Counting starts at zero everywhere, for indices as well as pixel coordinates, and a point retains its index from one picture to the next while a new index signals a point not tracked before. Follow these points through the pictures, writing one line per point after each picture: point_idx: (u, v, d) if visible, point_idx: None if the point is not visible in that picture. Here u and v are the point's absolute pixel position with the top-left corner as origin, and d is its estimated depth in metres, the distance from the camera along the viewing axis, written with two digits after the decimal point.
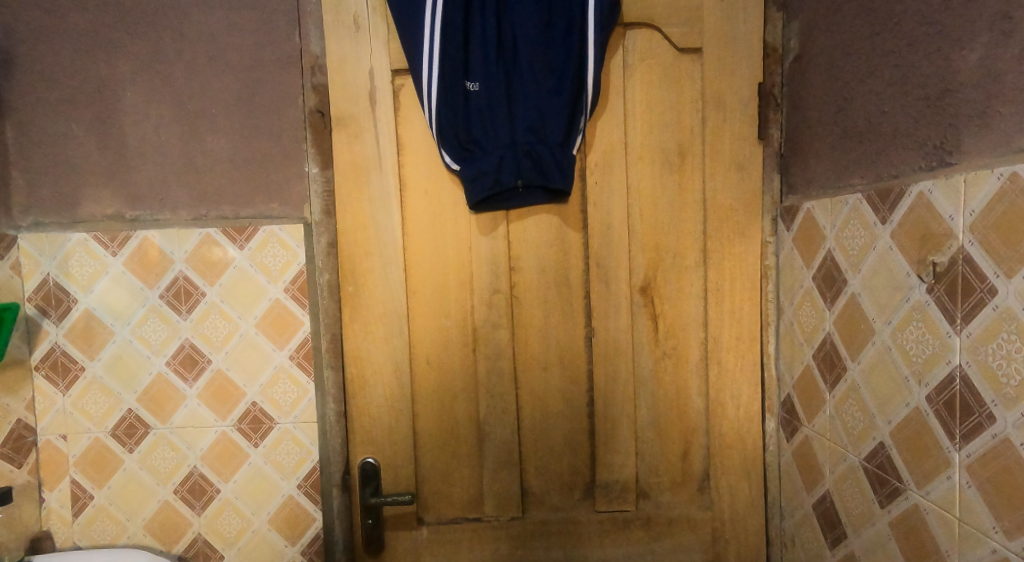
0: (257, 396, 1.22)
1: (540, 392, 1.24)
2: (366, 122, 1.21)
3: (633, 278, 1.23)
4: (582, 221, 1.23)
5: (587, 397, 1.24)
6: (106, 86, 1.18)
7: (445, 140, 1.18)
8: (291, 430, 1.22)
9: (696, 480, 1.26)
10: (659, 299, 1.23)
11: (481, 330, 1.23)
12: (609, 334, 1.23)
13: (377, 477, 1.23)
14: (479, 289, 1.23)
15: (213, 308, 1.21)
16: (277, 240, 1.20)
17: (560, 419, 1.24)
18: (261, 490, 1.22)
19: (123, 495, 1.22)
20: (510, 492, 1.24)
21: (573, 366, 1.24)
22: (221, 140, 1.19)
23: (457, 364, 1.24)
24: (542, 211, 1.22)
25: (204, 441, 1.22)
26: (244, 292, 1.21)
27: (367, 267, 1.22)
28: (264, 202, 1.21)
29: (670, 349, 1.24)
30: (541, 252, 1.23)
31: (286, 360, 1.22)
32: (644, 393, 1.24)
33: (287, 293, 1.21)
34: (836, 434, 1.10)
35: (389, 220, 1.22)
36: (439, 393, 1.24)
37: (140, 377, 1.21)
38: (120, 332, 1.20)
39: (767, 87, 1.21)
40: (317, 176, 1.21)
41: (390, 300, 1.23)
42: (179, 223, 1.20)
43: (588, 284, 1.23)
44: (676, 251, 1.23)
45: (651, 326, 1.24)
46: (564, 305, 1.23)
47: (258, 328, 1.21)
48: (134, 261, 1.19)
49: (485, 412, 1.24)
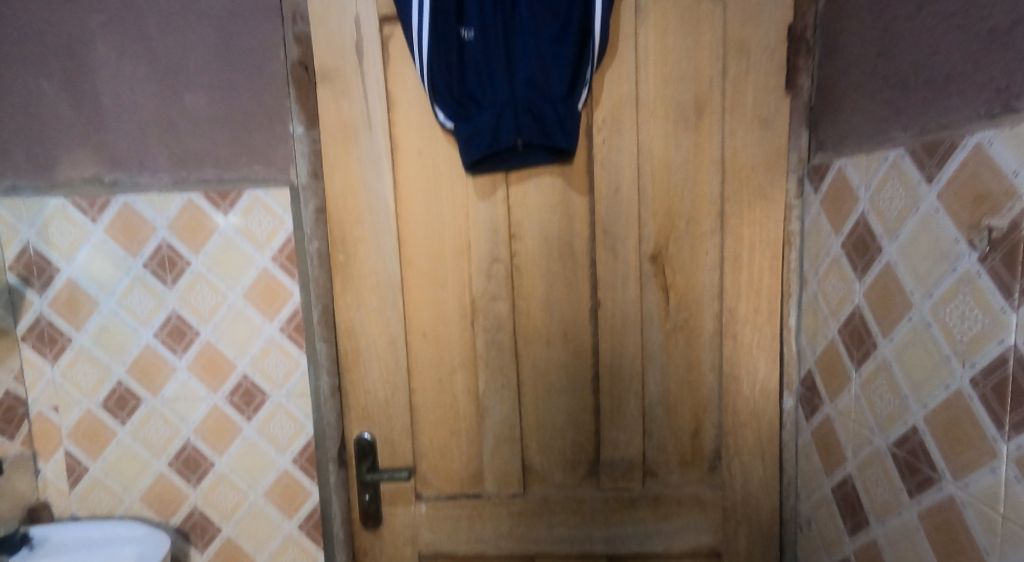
0: (248, 369, 1.17)
1: (542, 366, 1.17)
2: (353, 77, 1.12)
3: (643, 245, 1.12)
4: (587, 184, 1.12)
5: (592, 373, 1.16)
6: (75, 39, 1.10)
7: (437, 96, 1.07)
8: (284, 404, 1.18)
9: (707, 459, 1.16)
10: (671, 269, 1.13)
11: (479, 301, 1.16)
12: (616, 306, 1.14)
13: (373, 452, 1.20)
14: (477, 258, 1.15)
15: (199, 279, 1.15)
16: (263, 206, 1.13)
17: (563, 394, 1.17)
18: (257, 464, 1.19)
19: (118, 468, 1.19)
20: (511, 468, 1.19)
21: (577, 342, 1.15)
22: (199, 97, 1.11)
23: (455, 337, 1.17)
24: (544, 172, 1.12)
25: (196, 414, 1.18)
26: (230, 261, 1.15)
27: (359, 235, 1.15)
28: (247, 164, 1.13)
29: (682, 322, 1.14)
30: (544, 218, 1.13)
31: (276, 332, 1.16)
32: (653, 369, 1.15)
33: (275, 262, 1.14)
34: (862, 416, 0.98)
35: (381, 184, 1.14)
36: (436, 366, 1.18)
37: (128, 347, 1.17)
38: (105, 302, 1.15)
39: (797, 30, 1.06)
40: (303, 136, 1.13)
41: (383, 271, 1.16)
42: (160, 187, 1.13)
43: (594, 253, 1.13)
44: (690, 216, 1.11)
45: (663, 297, 1.13)
46: (569, 274, 1.14)
47: (246, 299, 1.16)
48: (114, 227, 1.13)
49: (485, 386, 1.18)
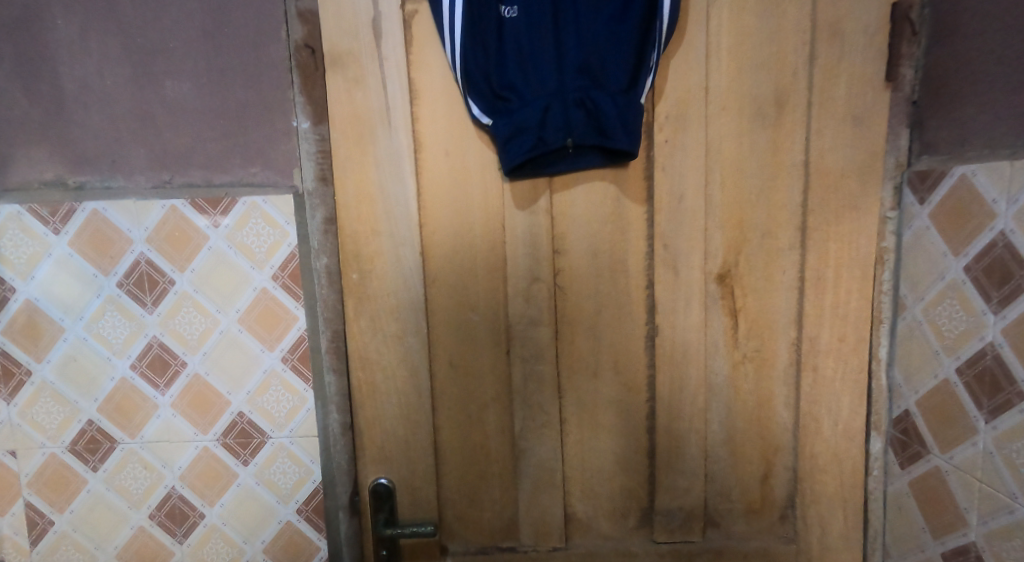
0: (244, 405, 1.00)
1: (588, 401, 1.01)
2: (368, 63, 0.94)
3: (710, 263, 0.96)
4: (645, 191, 0.95)
5: (646, 409, 1.01)
6: (32, 13, 0.90)
7: (472, 86, 0.91)
8: (287, 445, 1.01)
9: (778, 507, 1.01)
10: (741, 290, 0.97)
11: (516, 327, 0.99)
12: (677, 333, 0.98)
13: (391, 499, 1.03)
14: (515, 277, 0.98)
15: (185, 300, 0.97)
16: (261, 215, 0.96)
17: (612, 432, 1.01)
18: (255, 515, 1.02)
19: (89, 521, 1.01)
20: (551, 517, 1.03)
21: (629, 374, 1.00)
22: (183, 84, 0.92)
23: (488, 368, 1.00)
24: (594, 177, 0.96)
25: (182, 459, 1.01)
26: (222, 280, 0.97)
27: (375, 249, 0.98)
28: (242, 165, 0.95)
29: (752, 352, 0.98)
30: (593, 230, 0.97)
31: (278, 363, 0.99)
32: (716, 405, 1.00)
33: (275, 281, 0.97)
34: (998, 477, 0.83)
35: (402, 190, 0.97)
36: (465, 401, 1.01)
37: (100, 382, 0.98)
38: (72, 328, 0.97)
39: (902, 9, 0.89)
40: (308, 132, 0.95)
41: (404, 291, 0.99)
42: (136, 191, 0.94)
43: (652, 271, 0.97)
44: (765, 230, 0.95)
45: (730, 324, 0.98)
46: (622, 296, 0.98)
47: (241, 324, 0.98)
48: (82, 240, 0.95)
49: (521, 425, 1.02)
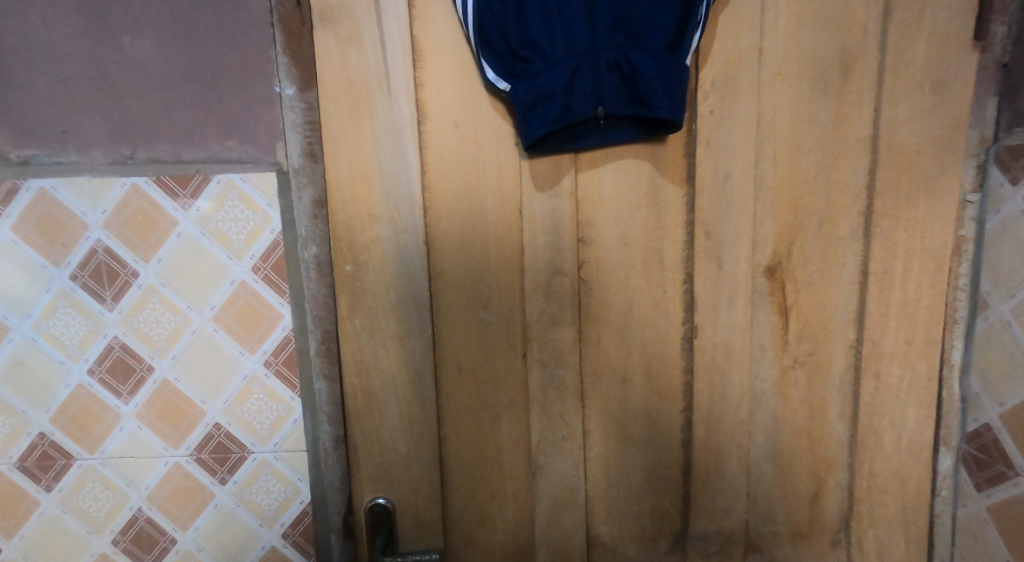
0: (221, 416, 0.87)
1: (616, 411, 0.89)
2: (365, 19, 0.80)
3: (758, 254, 0.84)
4: (685, 171, 0.83)
5: (682, 420, 0.89)
6: None
7: (487, 45, 0.78)
8: (271, 462, 0.88)
9: (829, 531, 0.89)
10: (793, 286, 0.84)
11: (535, 327, 0.87)
12: (718, 334, 0.86)
13: (390, 522, 0.91)
14: (533, 270, 0.86)
15: (151, 296, 0.83)
16: (239, 197, 0.82)
17: (642, 447, 0.89)
18: (234, 540, 0.90)
19: (43, 547, 0.88)
20: (572, 541, 0.92)
21: (663, 381, 0.88)
22: (145, 41, 0.78)
23: (501, 373, 0.88)
24: (626, 154, 0.83)
25: (150, 476, 0.88)
26: (194, 272, 0.83)
27: (372, 237, 0.85)
28: (217, 138, 0.81)
29: (804, 356, 0.86)
30: (623, 216, 0.84)
31: (260, 368, 0.86)
32: (761, 416, 0.88)
33: (256, 274, 0.84)
34: None
35: (403, 168, 0.84)
36: (475, 411, 0.89)
37: (52, 390, 0.85)
38: (18, 328, 0.83)
39: None
40: (293, 100, 0.81)
41: (406, 286, 0.86)
42: (92, 168, 0.80)
43: (692, 263, 0.85)
44: (824, 216, 0.82)
45: (780, 324, 0.85)
46: (656, 291, 0.86)
47: (218, 323, 0.85)
48: (27, 224, 0.80)
49: (538, 438, 0.90)
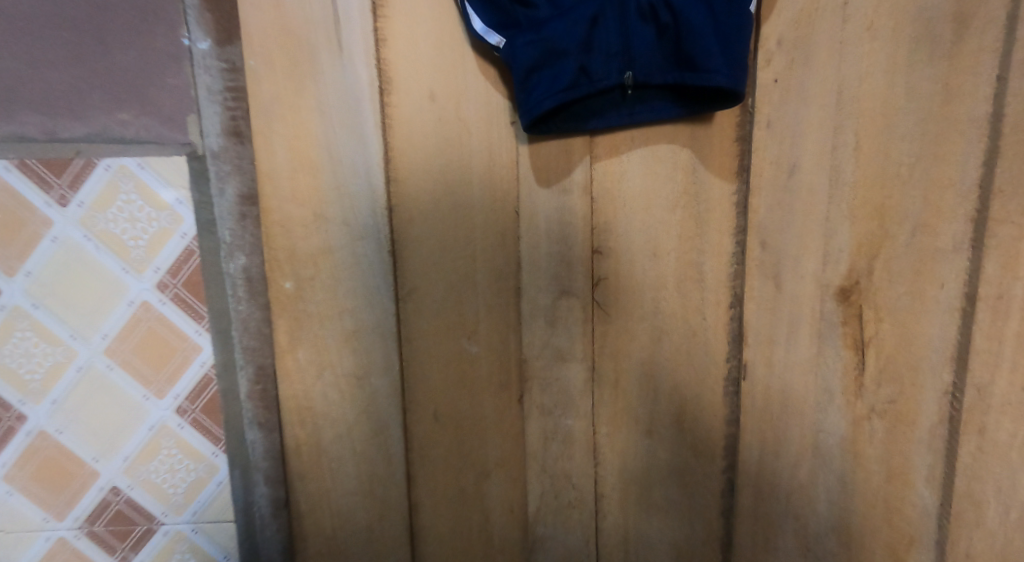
0: (120, 478, 0.66)
1: (637, 471, 0.70)
2: None
3: (830, 271, 0.63)
4: (737, 160, 0.64)
5: (723, 482, 0.69)
6: None
7: None
8: (189, 535, 0.68)
9: None
10: (875, 313, 0.63)
11: (535, 364, 0.69)
12: (773, 374, 0.66)
13: None
14: (534, 289, 0.67)
15: (20, 321, 0.62)
16: (137, 189, 0.61)
17: (670, 517, 0.71)
18: None
19: None
20: None
21: (699, 432, 0.68)
22: None
23: (491, 422, 0.69)
24: (659, 137, 0.64)
25: (26, 557, 0.66)
26: (78, 290, 0.62)
27: (319, 244, 0.64)
28: (106, 108, 0.59)
29: (883, 405, 0.64)
30: (653, 220, 0.65)
31: (171, 415, 0.65)
32: (826, 482, 0.66)
33: (163, 292, 0.63)
34: None
35: (360, 152, 0.62)
36: (457, 470, 0.69)
37: None
38: None
39: None
40: (211, 58, 0.60)
41: (365, 309, 0.65)
42: None
43: (742, 281, 0.65)
44: (920, 220, 0.60)
45: (855, 363, 0.64)
46: (694, 318, 0.66)
47: (112, 357, 0.63)
48: None
49: (537, 506, 0.71)
